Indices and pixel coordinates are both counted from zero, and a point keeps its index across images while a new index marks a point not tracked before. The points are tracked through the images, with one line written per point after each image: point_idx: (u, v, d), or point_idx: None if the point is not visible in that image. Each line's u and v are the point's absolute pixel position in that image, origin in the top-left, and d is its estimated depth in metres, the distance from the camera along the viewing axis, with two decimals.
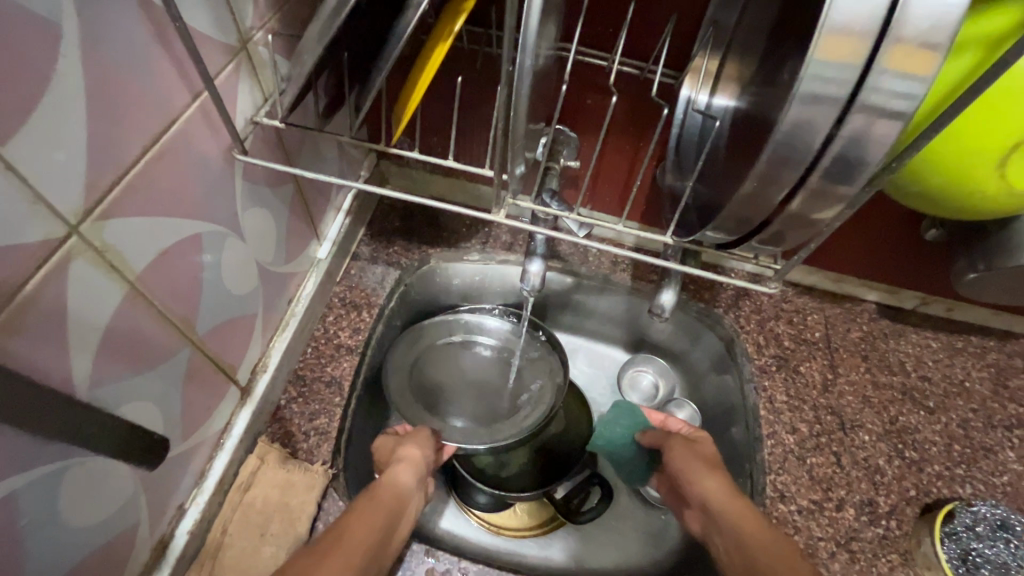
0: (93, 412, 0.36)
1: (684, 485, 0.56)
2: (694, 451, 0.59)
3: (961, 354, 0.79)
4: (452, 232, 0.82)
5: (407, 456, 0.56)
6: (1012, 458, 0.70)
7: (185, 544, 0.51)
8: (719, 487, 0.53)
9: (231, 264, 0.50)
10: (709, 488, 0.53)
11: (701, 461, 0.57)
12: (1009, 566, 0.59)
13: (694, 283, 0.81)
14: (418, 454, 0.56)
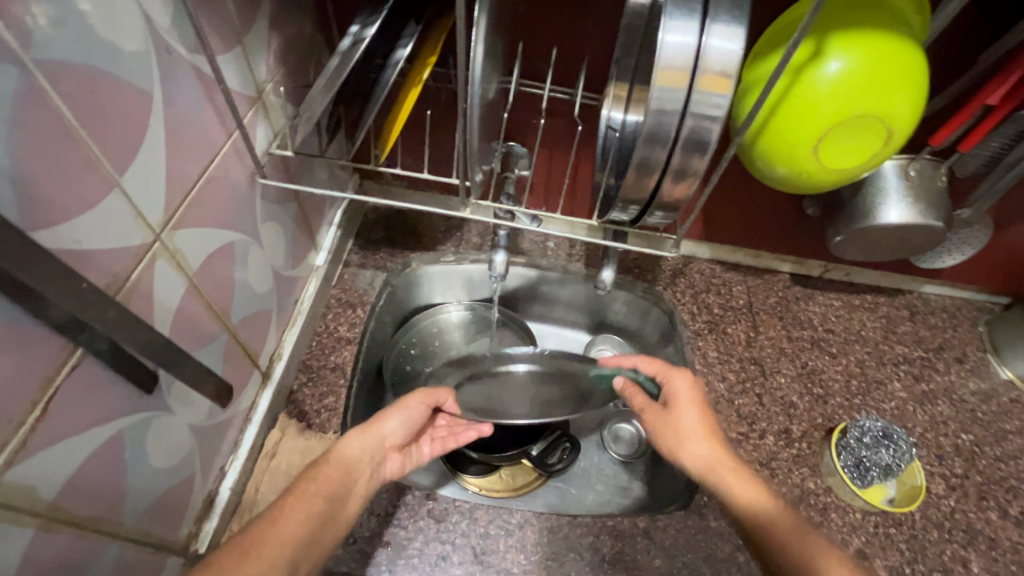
0: (184, 364, 0.47)
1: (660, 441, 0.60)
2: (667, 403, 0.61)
3: (859, 310, 0.96)
4: (429, 238, 0.96)
5: (384, 427, 0.60)
6: (899, 388, 0.86)
7: (227, 499, 0.62)
8: (698, 420, 0.59)
9: (254, 267, 0.63)
10: (691, 423, 0.59)
11: (689, 397, 0.61)
12: (891, 465, 0.73)
13: (637, 266, 0.96)
14: (388, 428, 0.60)
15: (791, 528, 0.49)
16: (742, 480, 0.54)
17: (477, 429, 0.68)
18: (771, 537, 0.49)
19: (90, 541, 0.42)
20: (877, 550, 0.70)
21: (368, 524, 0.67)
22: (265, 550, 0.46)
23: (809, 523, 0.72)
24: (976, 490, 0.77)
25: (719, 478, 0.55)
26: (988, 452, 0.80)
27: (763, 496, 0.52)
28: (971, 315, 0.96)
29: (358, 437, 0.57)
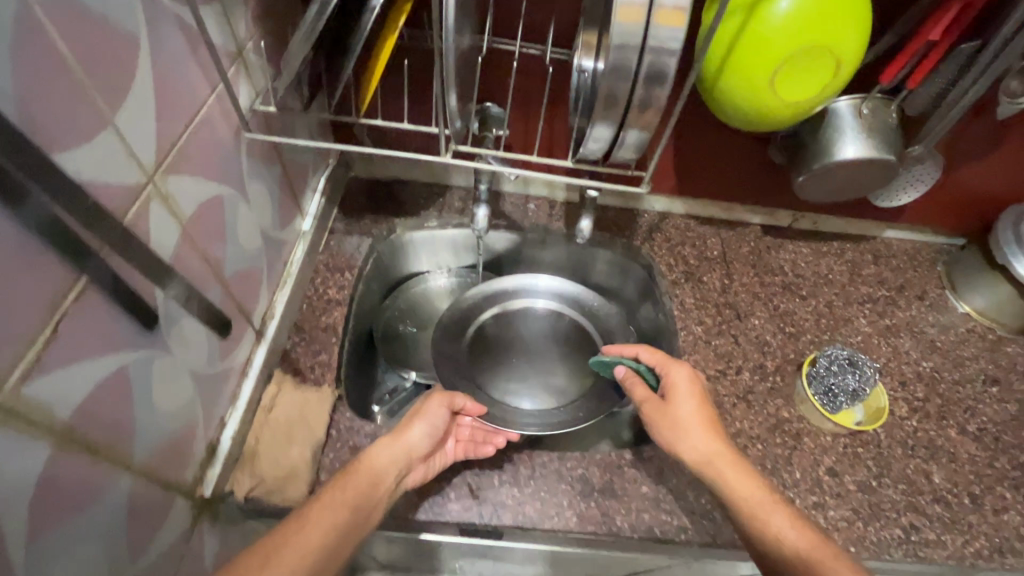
0: None
1: (666, 429, 0.64)
2: (676, 396, 0.66)
3: (826, 256, 1.01)
4: (412, 204, 0.99)
5: (410, 436, 0.65)
6: (865, 323, 0.91)
7: (229, 447, 0.64)
8: (696, 414, 0.64)
9: (243, 224, 0.65)
10: (691, 414, 0.64)
11: (688, 390, 0.66)
12: (857, 390, 0.78)
13: (615, 223, 1.00)
14: (412, 437, 0.65)
15: (792, 527, 0.55)
16: (737, 469, 0.60)
17: (492, 444, 0.70)
18: (768, 530, 0.56)
19: (104, 468, 0.44)
20: (847, 467, 0.75)
21: None
22: (297, 542, 0.51)
23: (783, 446, 0.76)
24: (937, 411, 0.82)
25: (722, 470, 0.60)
26: (947, 377, 0.86)
27: (754, 483, 0.59)
28: (929, 256, 1.02)
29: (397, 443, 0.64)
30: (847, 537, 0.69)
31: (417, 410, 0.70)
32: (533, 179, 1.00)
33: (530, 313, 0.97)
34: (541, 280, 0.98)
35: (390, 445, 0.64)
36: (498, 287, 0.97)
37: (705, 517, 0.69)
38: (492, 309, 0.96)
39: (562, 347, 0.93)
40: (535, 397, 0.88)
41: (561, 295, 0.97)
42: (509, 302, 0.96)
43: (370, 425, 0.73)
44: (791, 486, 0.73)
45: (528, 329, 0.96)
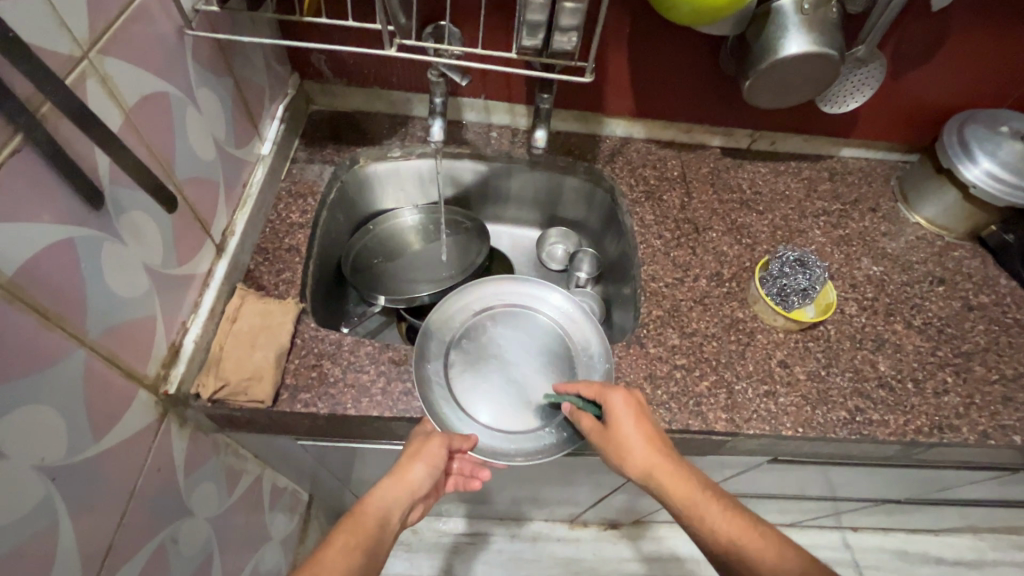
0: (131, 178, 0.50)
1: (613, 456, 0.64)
2: (613, 422, 0.64)
3: (784, 174, 1.03)
4: (374, 134, 0.98)
5: (415, 475, 0.64)
6: (819, 234, 0.94)
7: (192, 350, 0.65)
8: (637, 433, 0.63)
9: (194, 129, 0.65)
10: (636, 437, 0.62)
11: (631, 413, 0.64)
12: (808, 288, 0.81)
13: (577, 148, 1.01)
14: (420, 476, 0.64)
15: (741, 529, 0.56)
16: (690, 485, 0.60)
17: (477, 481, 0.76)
18: (722, 539, 0.56)
19: (54, 334, 0.45)
20: (797, 359, 0.78)
21: (332, 371, 0.71)
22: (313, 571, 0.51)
23: (738, 343, 0.79)
24: (885, 308, 0.86)
25: (665, 484, 0.60)
26: (897, 279, 0.90)
27: (711, 495, 0.59)
28: (884, 172, 1.05)
29: (399, 480, 0.64)
30: (795, 419, 0.73)
31: (416, 447, 0.66)
32: (495, 106, 1.00)
33: (524, 322, 0.82)
34: (548, 289, 0.83)
35: (393, 485, 0.64)
36: (491, 291, 0.83)
37: (660, 406, 0.72)
38: (480, 312, 0.82)
39: (551, 363, 0.79)
40: (509, 413, 0.75)
41: (561, 310, 0.82)
42: (502, 307, 0.82)
43: (334, 334, 0.74)
44: (743, 377, 0.76)
45: (516, 341, 0.80)
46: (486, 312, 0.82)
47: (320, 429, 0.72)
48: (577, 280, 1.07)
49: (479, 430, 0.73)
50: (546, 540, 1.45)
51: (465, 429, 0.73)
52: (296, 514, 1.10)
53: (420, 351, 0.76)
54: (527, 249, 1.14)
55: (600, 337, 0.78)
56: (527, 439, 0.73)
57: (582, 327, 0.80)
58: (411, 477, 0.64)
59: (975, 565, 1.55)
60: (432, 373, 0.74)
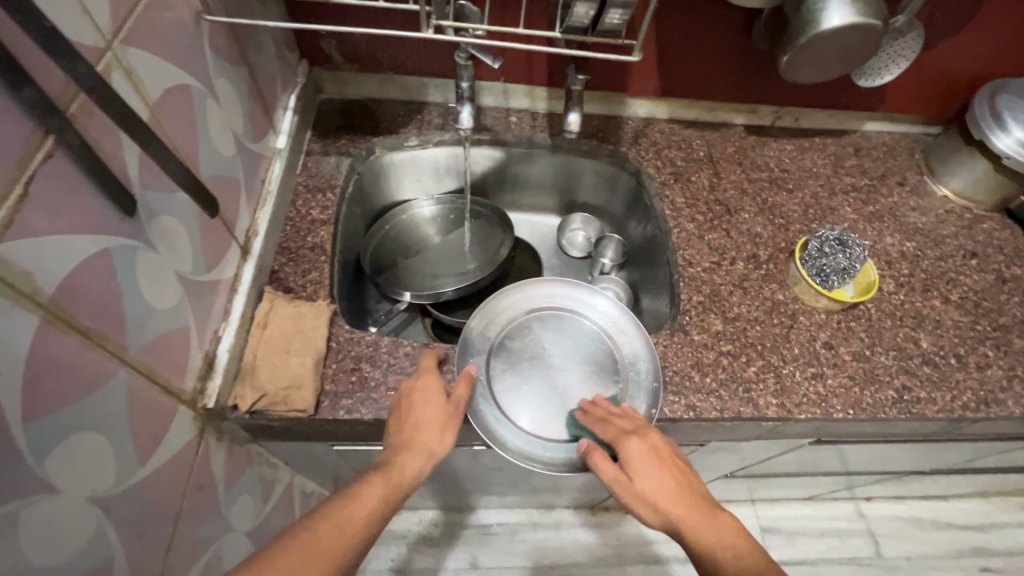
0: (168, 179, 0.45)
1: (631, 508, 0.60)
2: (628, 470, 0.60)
3: (809, 151, 1.00)
4: (389, 122, 0.94)
5: (433, 442, 0.61)
6: (850, 211, 0.93)
7: (227, 361, 0.62)
8: (653, 483, 0.59)
9: (214, 124, 0.60)
10: (654, 486, 0.59)
11: (646, 458, 0.60)
12: (848, 267, 0.80)
13: (601, 131, 0.97)
14: (438, 443, 0.61)
15: None
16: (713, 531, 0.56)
17: None
18: None
19: (98, 355, 0.42)
20: (841, 340, 0.77)
21: (372, 375, 0.68)
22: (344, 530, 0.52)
23: (781, 326, 0.78)
24: (922, 284, 0.85)
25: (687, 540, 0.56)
26: (930, 254, 0.89)
27: (734, 532, 0.56)
28: (908, 146, 1.03)
29: (418, 434, 0.61)
30: (845, 401, 0.72)
31: (439, 413, 0.63)
32: (514, 90, 0.96)
33: (572, 326, 0.78)
34: (596, 295, 0.79)
35: (415, 438, 0.61)
36: (541, 290, 0.80)
37: (710, 394, 0.71)
38: (529, 311, 0.79)
39: (595, 372, 0.75)
40: (546, 416, 0.72)
41: (610, 319, 0.78)
42: (551, 309, 0.79)
43: (370, 335, 0.71)
44: (790, 360, 0.75)
45: (562, 346, 0.77)
46: (534, 312, 0.79)
47: (362, 434, 0.70)
48: (601, 267, 1.05)
49: (513, 429, 0.70)
50: (569, 526, 1.42)
51: (500, 428, 0.70)
52: (324, 516, 1.07)
53: (465, 346, 0.74)
54: (547, 237, 1.11)
55: (650, 356, 0.73)
56: (560, 448, 0.70)
57: (632, 341, 0.75)
58: (430, 429, 0.62)
59: (983, 529, 1.59)
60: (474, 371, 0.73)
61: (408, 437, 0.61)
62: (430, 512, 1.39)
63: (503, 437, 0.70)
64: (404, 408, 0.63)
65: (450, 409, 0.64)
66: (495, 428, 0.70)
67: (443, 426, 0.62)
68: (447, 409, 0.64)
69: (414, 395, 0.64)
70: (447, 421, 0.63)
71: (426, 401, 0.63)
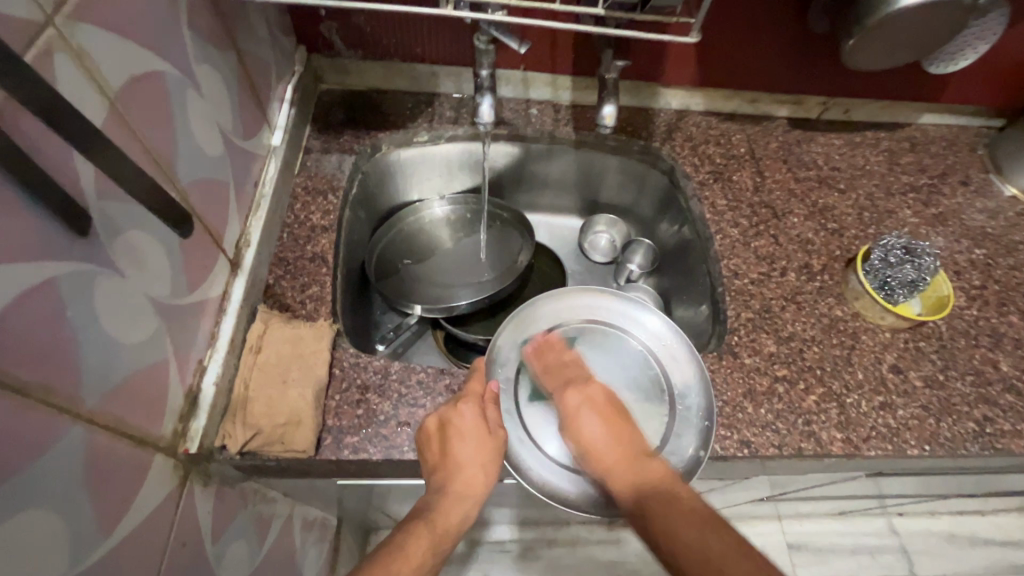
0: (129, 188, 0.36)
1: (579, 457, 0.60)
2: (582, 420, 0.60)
3: (861, 146, 0.90)
4: (397, 115, 0.84)
5: (468, 475, 0.55)
6: (910, 214, 0.83)
7: (213, 395, 0.54)
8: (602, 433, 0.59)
9: (196, 118, 0.51)
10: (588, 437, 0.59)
11: (582, 407, 0.61)
12: (917, 280, 0.71)
13: (630, 125, 0.88)
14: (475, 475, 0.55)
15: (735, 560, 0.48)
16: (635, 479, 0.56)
17: None
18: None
19: (39, 414, 0.33)
20: (911, 363, 0.68)
21: (381, 408, 0.59)
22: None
23: (841, 347, 0.69)
24: (996, 298, 0.75)
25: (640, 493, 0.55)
26: (1002, 263, 0.79)
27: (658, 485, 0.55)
28: (970, 140, 0.93)
29: (462, 475, 0.55)
30: (919, 435, 0.63)
31: (472, 441, 0.55)
32: (535, 79, 0.87)
33: (615, 345, 0.69)
34: (646, 311, 0.70)
35: (457, 480, 0.54)
36: (583, 300, 0.71)
37: (766, 428, 0.62)
38: (569, 323, 0.70)
39: (636, 400, 0.66)
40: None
41: (659, 341, 0.68)
42: (593, 322, 0.70)
43: (378, 360, 0.62)
44: (854, 387, 0.66)
45: (603, 365, 0.68)
46: (574, 324, 0.70)
47: (369, 474, 0.61)
48: (629, 274, 0.96)
49: (538, 456, 0.62)
50: (586, 545, 1.29)
51: (523, 453, 0.62)
52: (327, 543, 0.99)
53: (495, 356, 0.67)
54: (568, 241, 1.02)
55: (704, 390, 0.63)
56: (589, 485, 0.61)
57: (684, 368, 0.65)
58: (474, 471, 0.55)
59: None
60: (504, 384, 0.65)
61: (450, 478, 0.54)
62: None
63: (526, 465, 0.61)
64: (444, 443, 0.54)
65: (495, 445, 0.57)
66: (518, 452, 0.62)
67: (487, 466, 0.56)
68: (492, 445, 0.56)
69: (458, 429, 0.54)
70: (490, 460, 0.56)
71: (470, 437, 0.55)
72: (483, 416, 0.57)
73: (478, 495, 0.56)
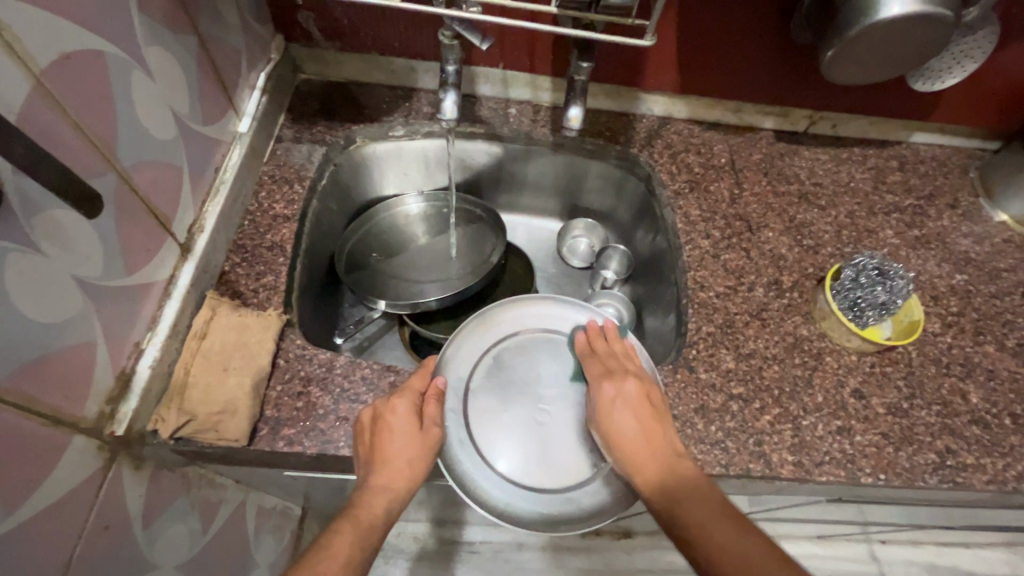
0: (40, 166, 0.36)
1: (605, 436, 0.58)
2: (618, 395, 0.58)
3: (847, 163, 0.88)
4: (373, 109, 0.84)
5: (397, 469, 0.53)
6: (891, 235, 0.81)
7: (148, 378, 0.54)
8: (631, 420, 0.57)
9: (141, 99, 0.51)
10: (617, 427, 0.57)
11: (620, 404, 0.58)
12: (887, 303, 0.68)
13: (609, 129, 0.86)
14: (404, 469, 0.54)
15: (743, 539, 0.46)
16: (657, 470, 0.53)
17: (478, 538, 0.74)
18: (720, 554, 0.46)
19: None
20: (875, 388, 0.66)
21: (322, 401, 0.59)
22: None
23: (803, 367, 0.67)
24: (972, 326, 0.73)
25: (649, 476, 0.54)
26: (983, 290, 0.77)
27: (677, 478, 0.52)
28: (961, 162, 0.90)
29: (389, 469, 0.53)
30: (876, 463, 0.61)
31: (401, 437, 0.54)
32: (514, 78, 0.86)
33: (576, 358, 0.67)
34: (613, 329, 0.68)
35: (382, 473, 0.53)
36: (551, 310, 0.70)
37: (715, 446, 0.61)
38: (532, 331, 0.69)
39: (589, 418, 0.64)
40: (519, 456, 0.62)
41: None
42: (559, 334, 0.69)
43: (324, 353, 0.62)
44: (812, 410, 0.64)
45: (561, 378, 0.67)
46: (538, 332, 0.69)
47: (309, 467, 0.61)
48: (602, 281, 0.94)
49: (477, 460, 0.61)
50: None
51: (462, 455, 0.61)
52: (288, 534, 0.97)
53: (451, 354, 0.66)
54: (546, 244, 1.01)
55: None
56: (522, 498, 0.60)
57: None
58: (400, 464, 0.54)
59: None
60: (454, 385, 0.64)
61: (376, 472, 0.53)
62: (415, 525, 1.14)
63: (463, 468, 0.60)
64: (373, 436, 0.54)
65: (425, 441, 0.56)
66: (456, 453, 0.61)
67: (415, 463, 0.55)
68: (421, 441, 0.56)
69: (387, 424, 0.54)
70: (419, 456, 0.55)
71: (399, 432, 0.54)
72: (416, 412, 0.57)
73: (404, 491, 0.54)
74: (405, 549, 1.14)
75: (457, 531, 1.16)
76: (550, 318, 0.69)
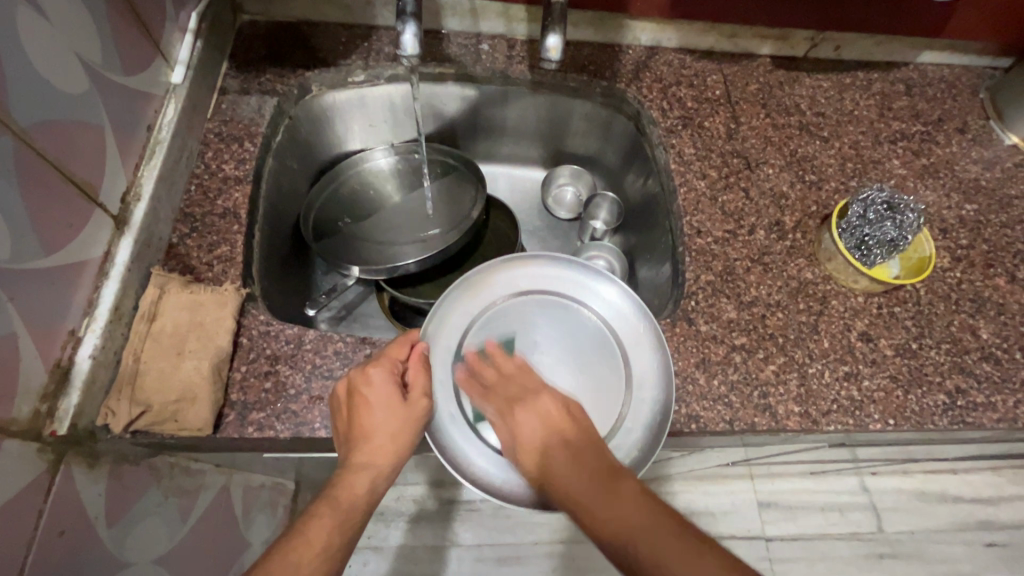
0: None
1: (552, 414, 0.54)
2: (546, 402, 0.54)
3: (850, 89, 0.81)
4: (328, 52, 0.74)
5: (375, 447, 0.49)
6: (898, 165, 0.75)
7: (91, 369, 0.48)
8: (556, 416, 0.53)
9: (34, 42, 0.43)
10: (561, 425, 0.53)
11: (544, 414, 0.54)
12: (897, 240, 0.64)
13: (593, 64, 0.78)
14: (383, 448, 0.49)
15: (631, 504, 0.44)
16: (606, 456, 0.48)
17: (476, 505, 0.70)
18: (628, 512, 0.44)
19: None
20: (882, 331, 0.63)
21: (293, 381, 0.54)
22: None
23: (808, 312, 0.63)
24: (983, 259, 0.69)
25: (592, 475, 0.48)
26: (994, 221, 0.72)
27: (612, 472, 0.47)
28: (970, 82, 0.84)
29: (370, 446, 0.49)
30: (884, 408, 0.59)
31: (372, 413, 0.50)
32: (485, 8, 0.76)
33: (572, 319, 0.63)
34: (610, 285, 0.63)
35: (364, 451, 0.49)
36: (542, 270, 0.64)
37: (718, 401, 0.57)
38: (523, 293, 0.64)
39: (587, 382, 0.60)
40: None
41: (620, 321, 0.62)
42: (553, 295, 0.64)
43: (291, 328, 0.56)
44: (818, 357, 0.60)
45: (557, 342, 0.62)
46: (530, 294, 0.64)
47: (287, 449, 0.56)
48: (592, 232, 0.89)
49: (469, 434, 0.57)
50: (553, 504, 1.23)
51: (454, 431, 0.57)
52: (282, 509, 0.94)
53: (436, 324, 0.60)
54: (532, 195, 0.95)
55: (662, 377, 0.57)
56: (520, 470, 0.56)
57: (643, 352, 0.59)
58: (383, 441, 0.50)
59: (989, 502, 1.22)
60: (443, 358, 0.60)
61: (357, 449, 0.49)
62: (412, 487, 1.12)
63: (456, 444, 0.56)
64: (352, 413, 0.50)
65: (410, 414, 0.52)
66: (448, 429, 0.57)
67: (400, 438, 0.50)
68: (406, 414, 0.51)
69: (364, 398, 0.50)
70: (404, 429, 0.51)
71: (378, 406, 0.50)
72: (398, 382, 0.52)
73: (389, 468, 0.50)
74: (404, 510, 1.12)
75: (456, 491, 1.14)
76: (543, 279, 0.64)
